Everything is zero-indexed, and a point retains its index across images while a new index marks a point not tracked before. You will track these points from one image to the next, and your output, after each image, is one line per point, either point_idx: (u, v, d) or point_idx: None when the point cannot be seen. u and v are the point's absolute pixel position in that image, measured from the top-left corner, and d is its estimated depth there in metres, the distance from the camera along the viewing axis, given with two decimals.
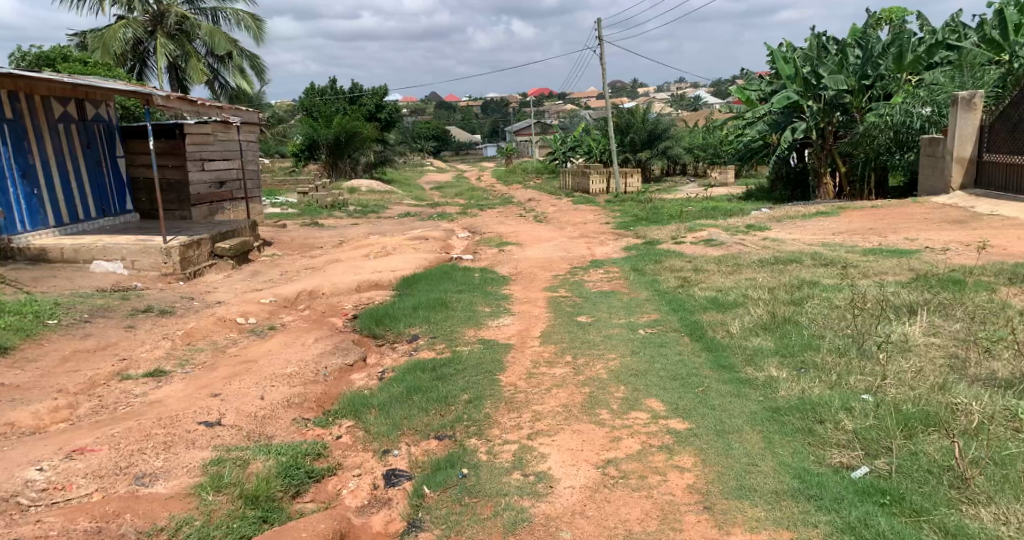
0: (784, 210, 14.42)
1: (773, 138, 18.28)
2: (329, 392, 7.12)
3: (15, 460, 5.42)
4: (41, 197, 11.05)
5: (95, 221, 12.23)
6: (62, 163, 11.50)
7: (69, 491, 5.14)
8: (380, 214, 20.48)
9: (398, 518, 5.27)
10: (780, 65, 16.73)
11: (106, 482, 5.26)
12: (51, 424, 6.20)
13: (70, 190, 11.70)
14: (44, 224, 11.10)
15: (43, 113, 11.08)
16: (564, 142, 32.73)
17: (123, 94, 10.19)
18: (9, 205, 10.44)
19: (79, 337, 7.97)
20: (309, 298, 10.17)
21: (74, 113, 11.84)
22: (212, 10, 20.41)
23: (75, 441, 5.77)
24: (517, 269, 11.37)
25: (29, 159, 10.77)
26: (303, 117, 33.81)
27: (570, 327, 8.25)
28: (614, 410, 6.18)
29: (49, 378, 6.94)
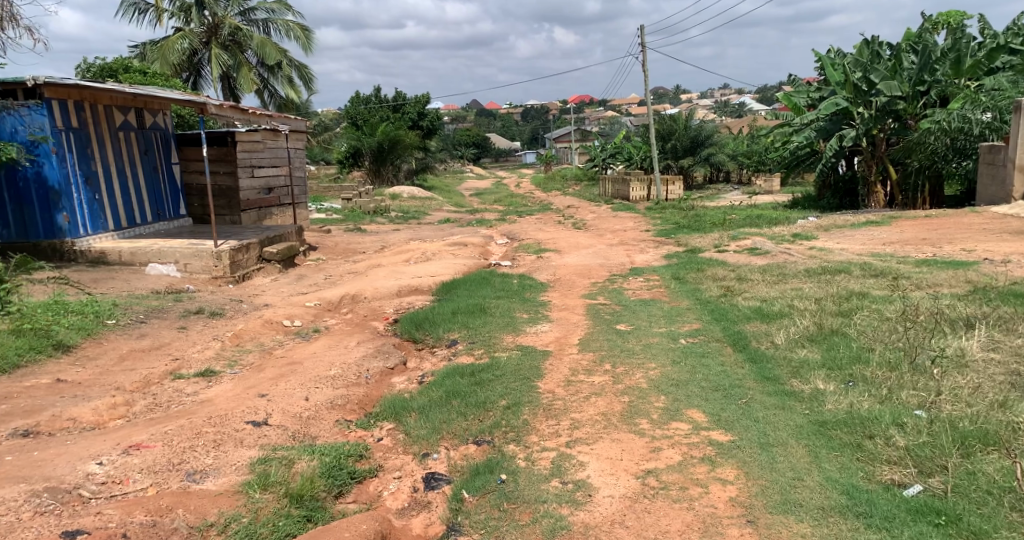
0: (832, 219, 14.20)
1: (821, 145, 18.01)
2: (371, 394, 7.21)
3: (75, 454, 5.56)
4: (101, 202, 11.35)
5: (151, 225, 12.52)
6: (121, 169, 11.81)
7: (125, 486, 5.26)
8: (420, 219, 20.66)
9: (438, 521, 5.32)
10: (829, 71, 16.34)
11: (160, 478, 5.38)
12: (109, 420, 6.35)
13: (127, 194, 12.00)
14: (104, 228, 11.39)
15: (105, 121, 11.41)
16: (605, 148, 32.68)
17: (178, 101, 10.42)
18: (73, 210, 10.74)
19: (135, 336, 8.18)
20: (352, 301, 10.32)
21: (133, 122, 12.17)
22: (263, 20, 20.80)
23: (132, 437, 5.91)
24: (556, 276, 11.40)
25: (91, 166, 11.09)
26: (347, 126, 34.24)
27: (609, 335, 8.23)
28: (654, 420, 6.16)
29: (107, 376, 7.14)
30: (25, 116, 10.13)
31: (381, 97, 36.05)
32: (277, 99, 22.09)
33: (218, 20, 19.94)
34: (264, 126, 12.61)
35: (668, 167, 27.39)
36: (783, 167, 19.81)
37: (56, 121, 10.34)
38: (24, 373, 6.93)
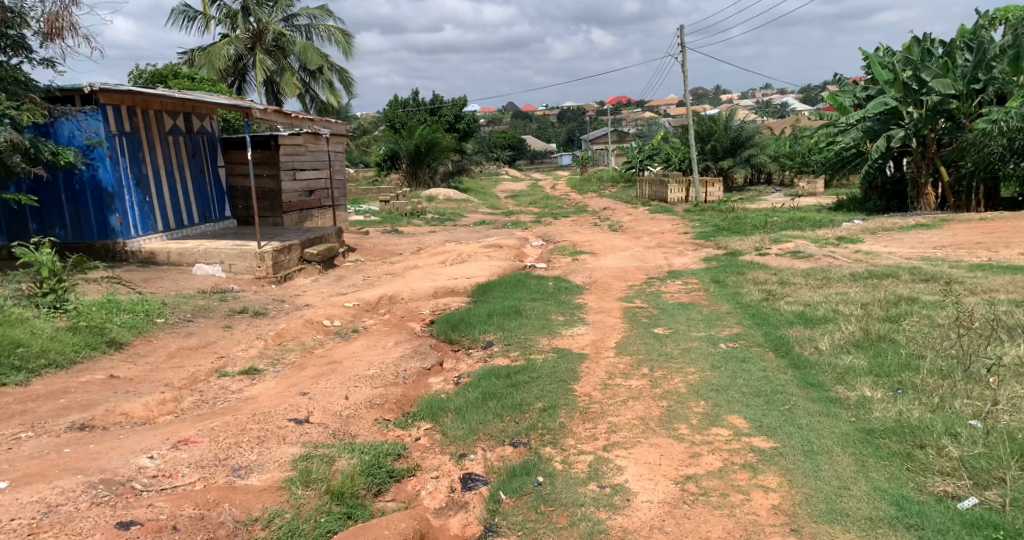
0: (879, 222, 13.95)
1: (867, 146, 17.68)
2: (408, 394, 7.22)
3: (127, 448, 5.65)
4: (152, 204, 11.58)
5: (197, 226, 12.72)
6: (170, 172, 12.03)
7: (175, 479, 5.33)
8: (456, 221, 20.71)
9: (475, 522, 5.31)
10: (876, 70, 15.96)
11: (208, 472, 5.45)
12: (159, 415, 6.44)
13: (176, 196, 12.21)
14: (154, 229, 11.62)
15: (155, 126, 11.65)
16: (643, 150, 32.43)
17: (223, 106, 10.58)
18: (125, 211, 10.99)
19: (182, 335, 8.32)
20: (390, 302, 10.37)
21: (182, 126, 12.39)
22: (306, 26, 21.05)
23: (180, 432, 6.00)
24: (592, 278, 11.34)
25: (142, 169, 11.33)
26: (384, 129, 34.47)
27: (646, 338, 8.16)
28: (694, 425, 6.08)
29: (157, 373, 7.27)
30: (82, 121, 10.39)
31: (419, 100, 36.26)
32: (318, 103, 22.32)
33: (263, 26, 20.22)
34: (305, 130, 12.76)
35: (707, 168, 27.09)
36: (826, 168, 19.49)
37: (111, 126, 10.60)
38: (78, 369, 7.09)
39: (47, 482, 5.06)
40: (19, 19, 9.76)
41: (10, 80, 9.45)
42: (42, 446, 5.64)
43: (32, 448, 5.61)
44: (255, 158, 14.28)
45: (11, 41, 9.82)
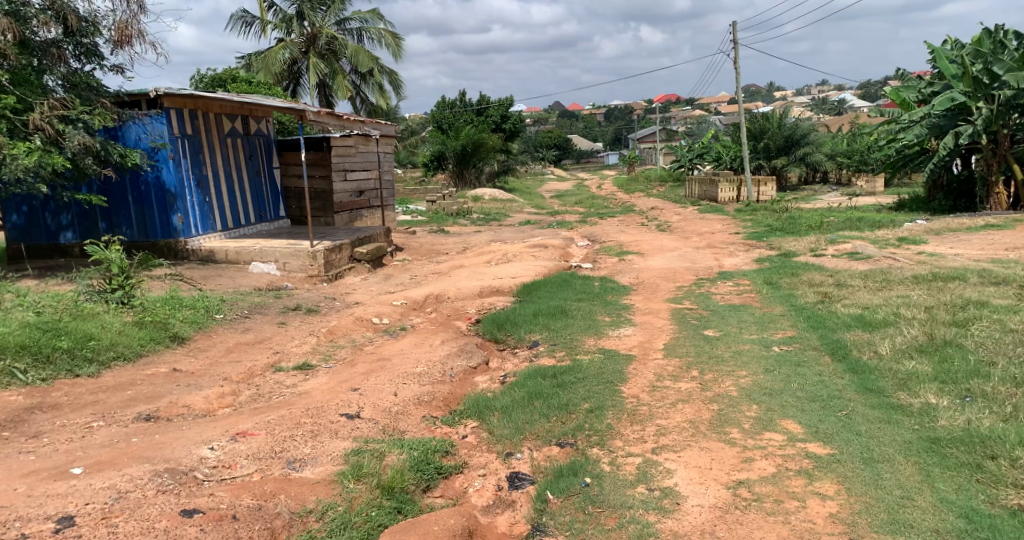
0: (943, 222, 13.52)
1: (932, 144, 17.19)
2: (455, 392, 7.21)
3: (190, 439, 5.72)
4: (211, 204, 11.81)
5: (253, 226, 12.92)
6: (228, 173, 12.25)
7: (234, 470, 5.38)
8: (502, 221, 20.70)
9: (523, 520, 5.28)
10: (943, 63, 15.84)
11: (264, 464, 5.49)
12: (218, 408, 6.53)
13: (233, 196, 12.43)
14: (213, 229, 11.84)
15: (215, 128, 11.89)
16: (692, 149, 31.98)
17: (278, 109, 10.74)
18: (186, 211, 11.24)
19: (240, 331, 8.46)
20: (436, 301, 10.39)
21: (240, 129, 12.61)
22: (357, 30, 21.27)
23: (238, 424, 6.06)
24: (640, 279, 11.21)
25: (203, 170, 11.58)
26: (432, 130, 34.61)
27: (696, 341, 8.01)
28: (746, 430, 5.94)
29: (216, 367, 7.40)
30: (147, 124, 10.74)
31: (466, 101, 36.38)
32: (368, 105, 22.54)
33: (316, 30, 20.52)
34: (356, 131, 12.87)
35: (759, 167, 26.60)
36: (886, 167, 18.99)
37: (174, 129, 10.90)
38: (144, 362, 7.25)
39: (115, 470, 5.14)
40: (91, 27, 10.14)
41: (82, 86, 10.14)
42: (111, 436, 5.75)
43: (103, 436, 5.73)
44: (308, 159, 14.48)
45: (84, 49, 10.19)
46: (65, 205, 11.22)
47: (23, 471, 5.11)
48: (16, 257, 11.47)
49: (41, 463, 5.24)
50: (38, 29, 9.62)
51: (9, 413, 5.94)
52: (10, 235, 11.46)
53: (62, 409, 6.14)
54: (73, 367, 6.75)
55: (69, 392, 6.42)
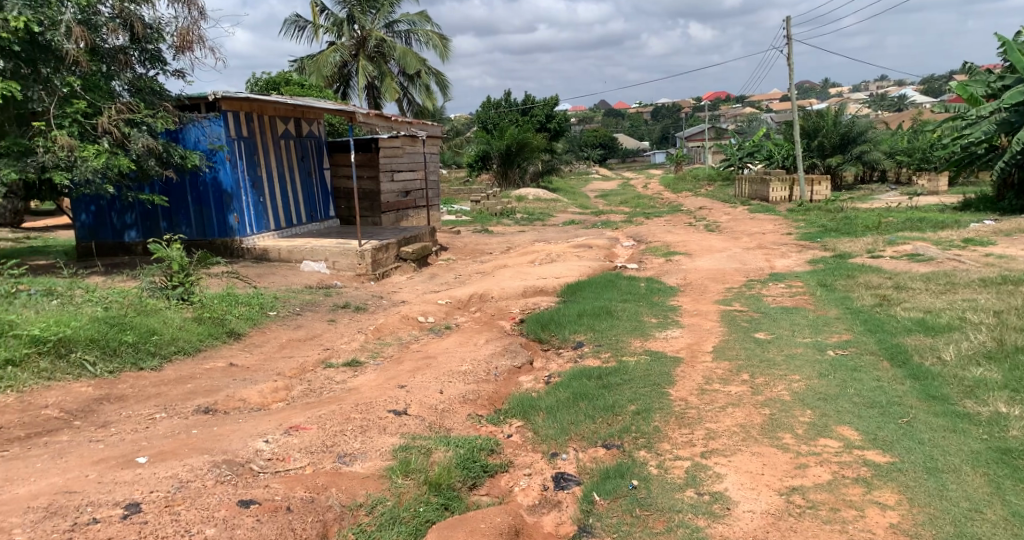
0: (1011, 224, 13.02)
1: (1001, 141, 16.60)
2: (499, 391, 7.16)
3: (246, 431, 5.76)
4: (265, 204, 11.97)
5: (304, 225, 13.05)
6: (281, 173, 12.41)
7: (287, 463, 5.40)
8: (546, 221, 20.62)
9: (569, 521, 5.22)
10: (1014, 56, 15.38)
11: (316, 458, 5.51)
12: (272, 402, 6.57)
13: (286, 196, 12.58)
14: (267, 228, 12.00)
15: (270, 130, 12.05)
16: (743, 148, 31.42)
17: (329, 110, 10.88)
18: (242, 211, 11.40)
19: (292, 328, 8.55)
20: (480, 301, 10.35)
21: (293, 130, 12.75)
22: (406, 32, 21.38)
23: (291, 418, 6.09)
24: (687, 280, 11.02)
25: (258, 172, 11.75)
26: (477, 130, 34.72)
27: (747, 343, 7.83)
28: (800, 435, 5.77)
29: (270, 362, 7.49)
30: (206, 126, 10.95)
31: (511, 101, 36.37)
32: (415, 106, 22.67)
33: (366, 32, 20.69)
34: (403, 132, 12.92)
35: (813, 166, 26.01)
36: (951, 165, 18.38)
37: (232, 131, 11.08)
38: (202, 356, 7.36)
39: (177, 460, 5.18)
40: (156, 34, 10.35)
41: (147, 91, 10.36)
42: (173, 427, 5.82)
43: (165, 427, 5.80)
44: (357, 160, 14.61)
45: (149, 54, 10.41)
46: (129, 205, 11.48)
47: (92, 459, 5.18)
48: (85, 255, 11.75)
49: (109, 452, 5.31)
50: (108, 36, 9.76)
51: (79, 403, 6.05)
52: (79, 233, 11.74)
53: (128, 400, 6.25)
54: (137, 360, 6.86)
55: (134, 384, 6.52)
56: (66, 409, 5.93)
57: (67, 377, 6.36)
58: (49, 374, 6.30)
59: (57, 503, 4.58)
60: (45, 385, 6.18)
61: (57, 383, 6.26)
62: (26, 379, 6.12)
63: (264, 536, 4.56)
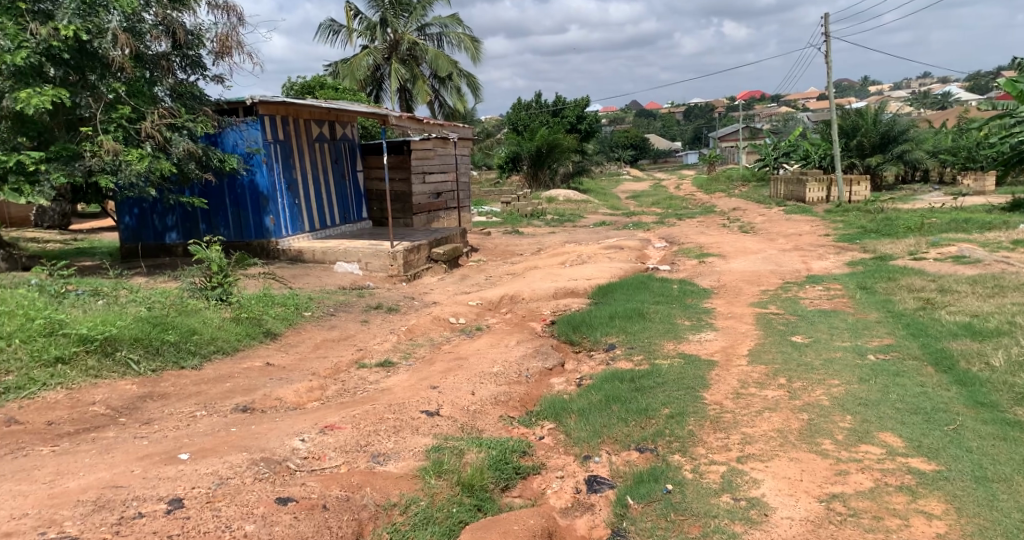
0: None
1: None
2: (531, 393, 7.10)
3: (283, 430, 5.77)
4: (300, 206, 12.05)
5: (338, 227, 13.11)
6: (316, 176, 12.47)
7: (323, 461, 5.39)
8: (577, 223, 20.51)
9: (602, 524, 5.15)
10: None
11: (351, 457, 5.50)
12: (308, 401, 6.58)
13: (320, 199, 12.65)
14: (302, 229, 12.07)
15: (305, 133, 12.11)
16: (778, 148, 30.95)
17: (362, 114, 10.94)
18: (278, 213, 11.48)
19: (326, 328, 8.58)
20: (511, 302, 10.31)
21: (327, 134, 12.82)
22: (438, 35, 21.43)
23: (327, 418, 6.09)
24: (721, 282, 10.86)
25: (293, 174, 11.83)
26: (508, 131, 34.75)
27: (783, 347, 7.67)
28: (839, 441, 5.64)
29: (305, 362, 7.52)
30: (243, 130, 11.03)
31: (542, 102, 36.32)
32: (446, 108, 22.72)
33: (399, 36, 20.79)
34: (434, 134, 12.94)
35: (852, 166, 25.55)
36: (999, 164, 17.92)
37: (268, 135, 11.16)
38: (240, 355, 7.41)
39: (217, 457, 5.20)
40: (196, 41, 10.54)
41: (188, 96, 10.55)
42: (213, 425, 5.86)
43: (206, 425, 5.83)
44: (389, 162, 14.66)
45: (189, 60, 10.60)
46: (170, 208, 11.66)
47: (138, 454, 5.22)
48: (129, 256, 11.94)
49: (153, 448, 5.35)
50: (151, 43, 9.98)
51: (124, 400, 6.11)
52: (122, 235, 11.95)
53: (170, 398, 6.30)
54: (179, 359, 6.91)
55: (176, 382, 6.58)
56: (112, 406, 6.00)
57: (113, 375, 6.43)
58: (96, 372, 6.38)
59: (105, 496, 4.61)
60: (93, 382, 6.27)
61: (104, 380, 6.34)
62: (74, 376, 6.22)
63: (302, 534, 4.55)
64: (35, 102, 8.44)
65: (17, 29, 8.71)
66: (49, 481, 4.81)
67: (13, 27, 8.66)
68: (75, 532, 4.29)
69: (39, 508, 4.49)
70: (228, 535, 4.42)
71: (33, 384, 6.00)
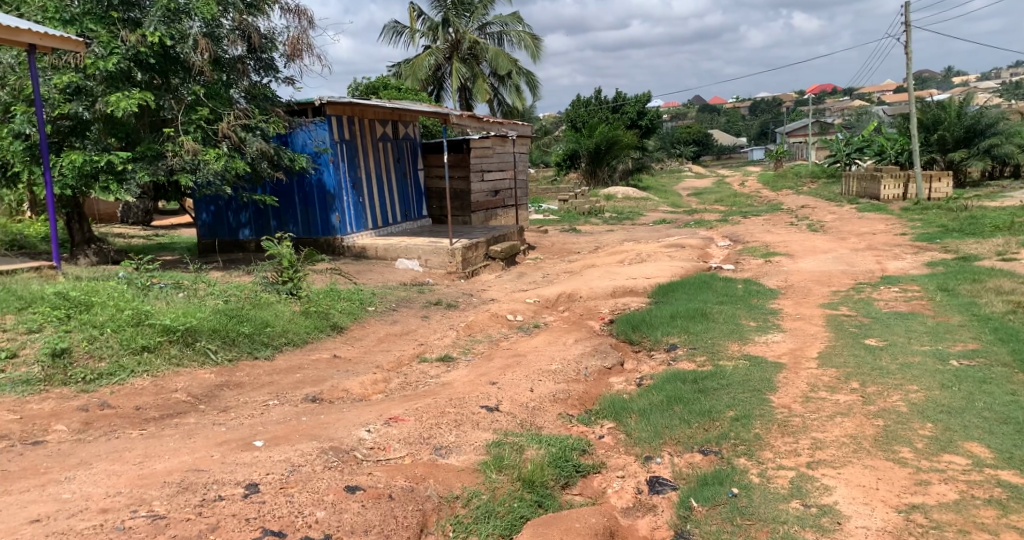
0: None
1: None
2: (590, 391, 6.94)
3: (350, 420, 5.75)
4: (364, 204, 12.11)
5: (399, 224, 13.14)
6: (379, 175, 12.53)
7: (388, 452, 5.35)
8: (635, 220, 20.22)
9: (665, 526, 4.99)
10: None
11: (415, 448, 5.44)
12: (373, 393, 6.56)
13: (383, 196, 12.69)
14: (366, 227, 12.13)
15: (369, 133, 12.18)
16: (851, 143, 29.93)
17: (424, 113, 10.93)
18: (343, 210, 11.56)
19: (389, 323, 8.58)
20: (569, 300, 10.16)
21: (390, 133, 12.86)
22: (498, 33, 21.37)
23: (391, 410, 6.05)
24: (788, 282, 10.52)
25: (358, 173, 11.90)
26: (566, 128, 34.55)
27: (857, 350, 7.35)
28: (919, 449, 5.35)
29: (369, 355, 7.53)
30: (312, 130, 11.16)
31: (602, 98, 35.99)
32: (505, 106, 22.67)
33: (460, 35, 20.81)
34: (493, 132, 12.89)
35: (932, 161, 24.62)
36: None
37: (335, 134, 11.26)
38: (310, 347, 7.44)
39: (289, 445, 5.21)
40: (270, 44, 10.69)
41: (261, 98, 10.75)
42: (285, 414, 5.87)
43: (278, 414, 5.85)
44: (449, 160, 14.66)
45: (263, 63, 10.76)
46: (243, 205, 11.84)
47: (217, 440, 5.26)
48: (206, 252, 12.17)
49: (231, 434, 5.39)
50: (228, 47, 10.18)
51: (203, 388, 6.18)
52: (199, 232, 12.19)
53: (245, 387, 6.34)
54: (253, 350, 6.97)
55: (251, 372, 6.63)
56: (193, 394, 6.07)
57: (193, 364, 6.51)
58: (178, 360, 6.47)
59: (189, 479, 4.64)
60: (175, 370, 6.36)
61: (185, 369, 6.42)
62: (158, 364, 6.33)
63: (369, 522, 4.49)
64: (123, 105, 8.67)
65: (110, 36, 9.07)
66: (139, 462, 4.87)
67: (106, 35, 9.01)
68: (162, 512, 4.31)
69: (130, 487, 4.54)
70: (300, 522, 4.39)
71: (122, 371, 6.14)
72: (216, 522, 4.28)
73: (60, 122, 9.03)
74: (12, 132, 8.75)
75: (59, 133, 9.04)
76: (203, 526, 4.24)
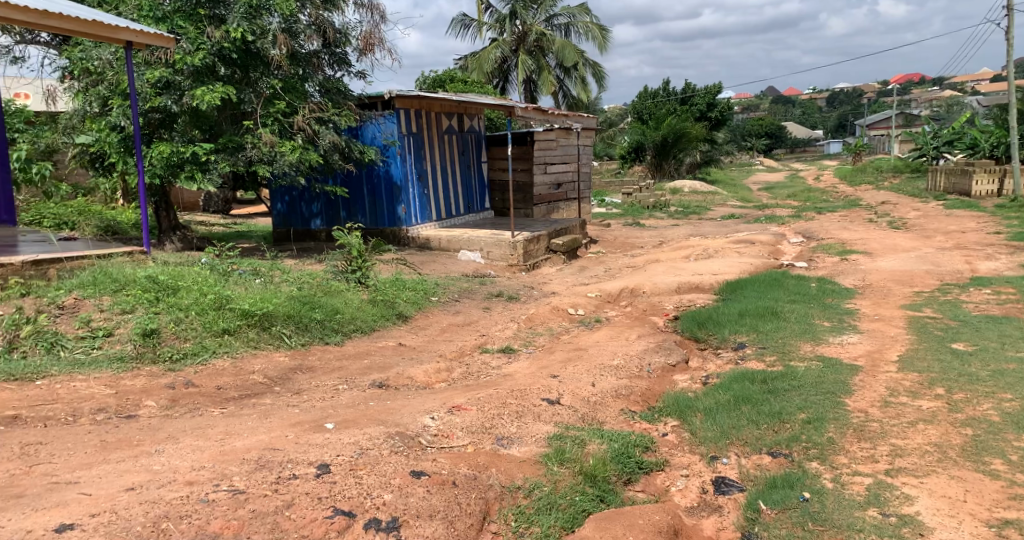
0: None
1: None
2: (653, 388, 6.67)
3: (414, 407, 5.64)
4: (430, 196, 12.05)
5: (462, 217, 13.06)
6: (444, 167, 12.47)
7: (452, 440, 5.22)
8: (702, 215, 19.73)
9: (732, 527, 4.76)
10: None
11: (478, 437, 5.30)
12: (436, 382, 6.45)
13: (447, 189, 12.62)
14: (430, 219, 12.07)
15: (435, 126, 12.12)
16: (938, 136, 28.59)
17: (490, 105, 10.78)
18: (410, 202, 11.51)
19: (451, 313, 8.48)
20: (632, 295, 9.89)
21: (456, 126, 12.77)
22: (565, 25, 21.11)
23: (454, 399, 5.92)
24: (866, 281, 10.03)
25: (425, 165, 11.85)
26: (632, 121, 34.11)
27: (942, 355, 6.91)
28: (1013, 462, 4.96)
29: (432, 343, 7.43)
30: (381, 123, 11.17)
31: (670, 90, 35.34)
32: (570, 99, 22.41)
33: (527, 27, 20.61)
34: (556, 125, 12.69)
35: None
36: None
37: (404, 127, 11.23)
38: (376, 335, 7.37)
39: (358, 428, 5.13)
40: (343, 38, 10.66)
41: (334, 91, 10.69)
42: (354, 398, 5.80)
43: (348, 398, 5.79)
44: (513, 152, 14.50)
45: (336, 58, 10.76)
46: (316, 196, 11.94)
47: (291, 421, 5.21)
48: (280, 241, 12.33)
49: (304, 416, 5.33)
50: (305, 42, 10.21)
51: (278, 370, 6.17)
52: (274, 221, 12.35)
53: (316, 371, 6.30)
54: (324, 335, 6.94)
55: (322, 356, 6.60)
56: (269, 376, 6.05)
57: (269, 347, 6.51)
58: (255, 343, 6.47)
59: (265, 457, 4.59)
60: (253, 352, 6.37)
61: (261, 351, 6.42)
62: (238, 346, 6.34)
63: (434, 507, 4.37)
64: (208, 98, 8.75)
65: (197, 33, 9.18)
66: (220, 439, 4.85)
67: (194, 31, 9.14)
68: (242, 486, 4.26)
69: (213, 462, 4.50)
70: (369, 503, 4.28)
71: (205, 351, 6.17)
72: (290, 499, 4.20)
73: (151, 114, 9.17)
74: (109, 125, 9.00)
75: (150, 125, 9.19)
76: (279, 502, 4.16)
